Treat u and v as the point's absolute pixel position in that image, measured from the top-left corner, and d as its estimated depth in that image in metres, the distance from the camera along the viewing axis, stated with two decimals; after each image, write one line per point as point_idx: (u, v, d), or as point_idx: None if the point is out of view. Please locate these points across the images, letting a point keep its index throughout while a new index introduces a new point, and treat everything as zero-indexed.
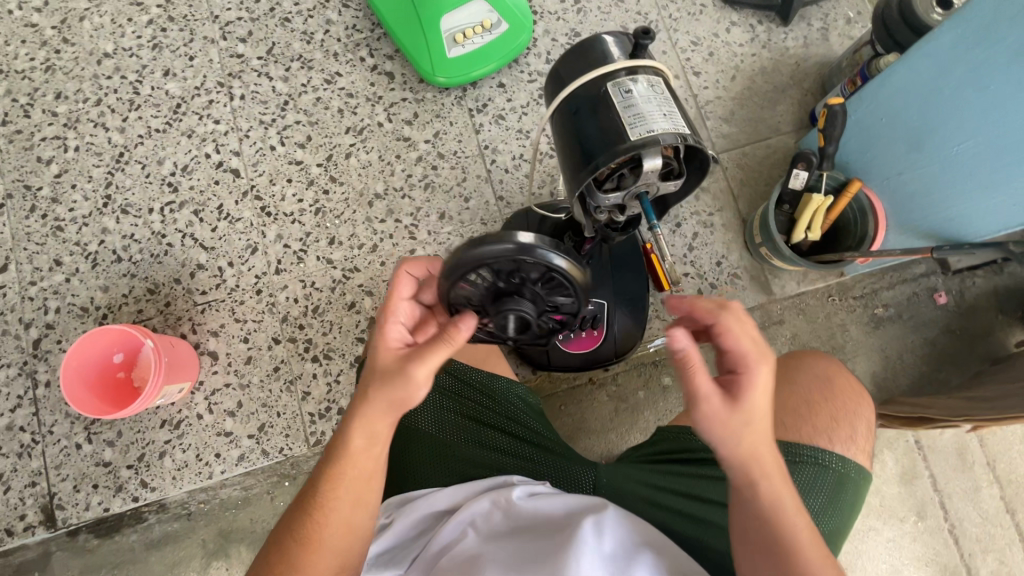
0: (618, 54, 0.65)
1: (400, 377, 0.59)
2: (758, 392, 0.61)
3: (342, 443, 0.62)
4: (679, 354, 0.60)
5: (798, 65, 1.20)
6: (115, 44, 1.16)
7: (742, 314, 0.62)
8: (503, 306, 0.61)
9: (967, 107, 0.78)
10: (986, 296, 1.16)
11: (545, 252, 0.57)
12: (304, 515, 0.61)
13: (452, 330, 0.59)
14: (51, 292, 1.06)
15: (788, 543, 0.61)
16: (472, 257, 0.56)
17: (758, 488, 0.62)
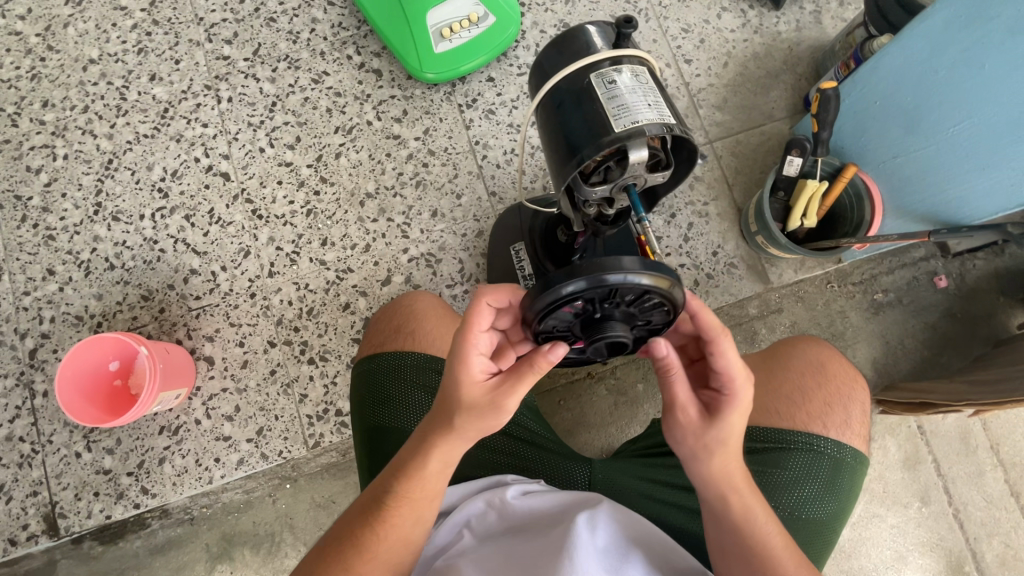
0: (601, 44, 0.64)
1: (483, 407, 0.58)
2: (738, 411, 0.61)
3: (420, 466, 0.61)
4: (659, 362, 0.60)
5: (791, 49, 1.18)
6: (100, 50, 1.15)
7: (727, 332, 0.59)
8: (597, 335, 0.56)
9: (962, 87, 0.76)
10: (986, 278, 1.14)
11: (638, 274, 0.52)
12: (371, 531, 0.60)
13: (543, 361, 0.55)
14: (45, 302, 1.05)
15: (759, 556, 0.61)
16: (561, 287, 0.52)
17: (729, 503, 0.63)
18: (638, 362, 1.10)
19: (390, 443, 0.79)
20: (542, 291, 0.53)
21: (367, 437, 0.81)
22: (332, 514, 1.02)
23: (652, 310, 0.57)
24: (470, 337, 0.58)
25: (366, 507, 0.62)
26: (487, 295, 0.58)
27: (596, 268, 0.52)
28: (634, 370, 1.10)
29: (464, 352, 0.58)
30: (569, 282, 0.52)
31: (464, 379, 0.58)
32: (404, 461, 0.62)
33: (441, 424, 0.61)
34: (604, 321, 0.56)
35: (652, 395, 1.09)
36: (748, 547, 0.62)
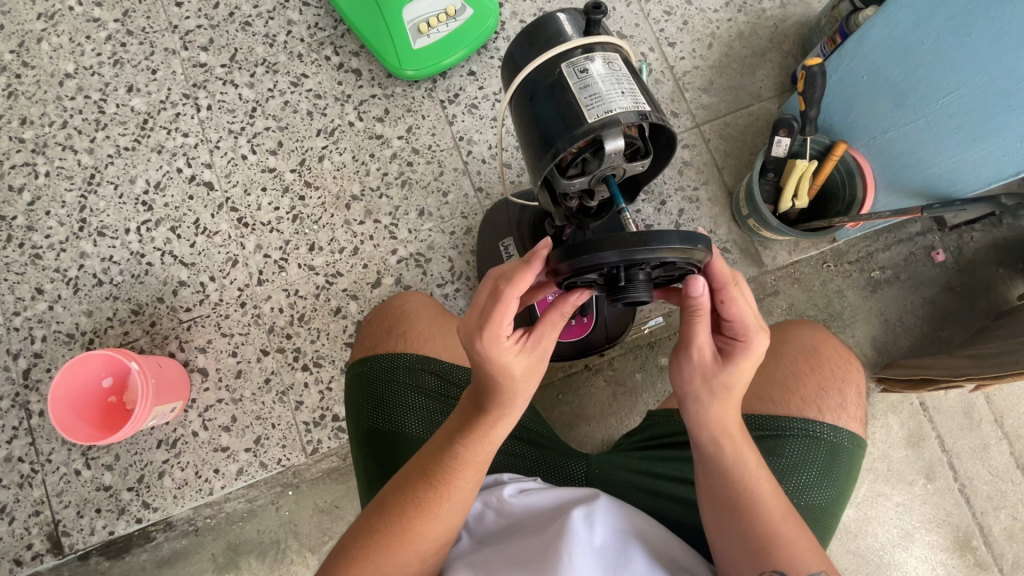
0: (572, 31, 0.63)
1: (531, 375, 0.59)
2: (749, 358, 0.61)
3: (477, 435, 0.62)
4: (693, 300, 0.56)
5: (776, 27, 1.16)
6: (76, 64, 1.13)
7: (737, 281, 0.58)
8: (621, 296, 0.54)
9: (951, 57, 0.74)
10: (985, 251, 1.13)
11: (678, 246, 0.50)
12: (432, 491, 0.61)
13: (566, 304, 0.57)
14: (36, 321, 1.05)
15: (744, 502, 0.62)
16: (578, 262, 0.51)
17: (722, 446, 0.63)
18: (636, 352, 1.09)
19: (386, 446, 0.78)
20: (575, 255, 0.51)
21: (363, 440, 0.80)
22: (336, 519, 1.02)
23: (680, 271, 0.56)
24: (507, 317, 0.55)
25: (425, 470, 0.62)
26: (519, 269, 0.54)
27: (636, 237, 0.50)
28: (632, 361, 1.09)
29: (504, 331, 0.55)
30: (607, 249, 0.50)
31: (506, 352, 0.56)
32: (460, 430, 0.62)
33: (491, 394, 0.60)
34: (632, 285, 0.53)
35: (651, 385, 1.08)
36: (734, 491, 0.63)
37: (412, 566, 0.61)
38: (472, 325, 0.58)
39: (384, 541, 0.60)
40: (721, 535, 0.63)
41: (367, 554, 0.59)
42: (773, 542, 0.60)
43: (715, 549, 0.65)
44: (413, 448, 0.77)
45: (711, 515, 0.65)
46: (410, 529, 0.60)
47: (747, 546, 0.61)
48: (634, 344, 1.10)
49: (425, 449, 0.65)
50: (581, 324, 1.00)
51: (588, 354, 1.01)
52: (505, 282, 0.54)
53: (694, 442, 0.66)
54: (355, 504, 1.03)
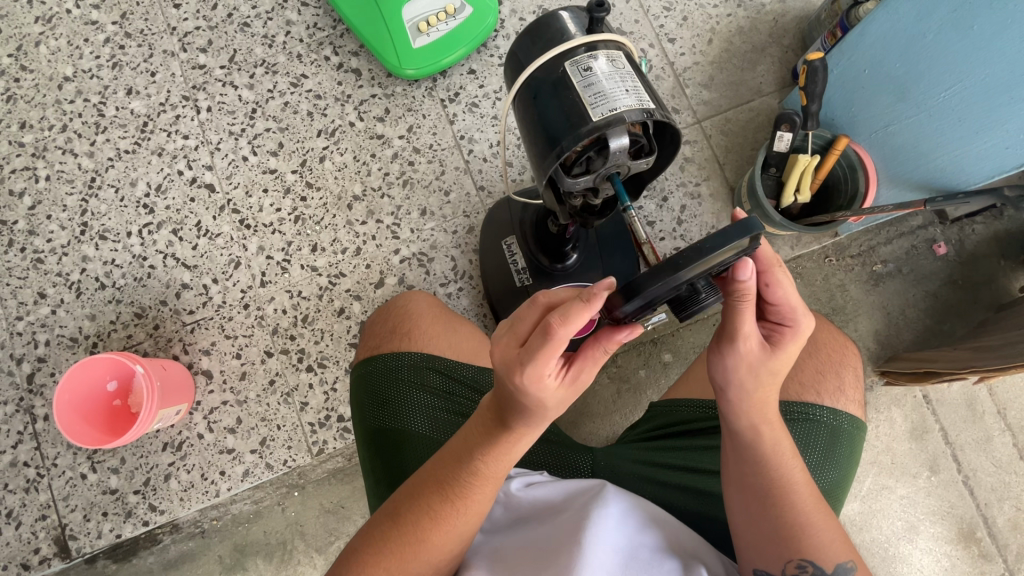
0: (575, 28, 0.63)
1: (562, 404, 0.56)
2: (794, 343, 0.60)
3: (497, 452, 0.60)
4: (737, 289, 0.54)
5: (776, 21, 1.16)
6: (75, 67, 1.13)
7: (781, 264, 0.57)
8: (690, 309, 0.54)
9: (951, 50, 0.74)
10: (986, 243, 1.13)
11: (735, 251, 0.48)
12: (448, 504, 0.61)
13: (612, 342, 0.53)
14: (39, 325, 1.05)
15: (777, 489, 0.63)
16: (628, 302, 0.51)
17: (760, 434, 0.63)
18: (639, 348, 1.09)
19: (390, 445, 0.78)
20: (630, 297, 0.50)
21: (369, 440, 0.80)
22: (343, 519, 1.03)
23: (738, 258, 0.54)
24: (554, 357, 0.51)
25: (442, 484, 0.62)
26: (578, 308, 0.49)
27: (688, 259, 0.48)
28: (636, 357, 1.09)
29: (545, 371, 0.51)
30: (662, 282, 0.48)
31: (543, 387, 0.53)
32: (478, 445, 0.61)
33: (516, 416, 0.57)
34: (698, 294, 0.53)
35: (654, 381, 1.08)
36: (768, 478, 0.63)
37: (426, 572, 0.61)
38: (511, 353, 0.53)
39: (398, 551, 0.60)
40: (747, 521, 0.64)
41: (381, 563, 0.60)
42: (803, 530, 0.61)
43: (736, 532, 0.66)
44: (418, 446, 0.77)
45: (737, 499, 0.65)
46: (424, 541, 0.60)
47: (777, 533, 0.62)
48: (638, 340, 1.10)
49: (438, 459, 0.64)
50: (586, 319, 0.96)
51: None
52: (557, 322, 0.49)
53: (730, 429, 0.65)
54: (361, 503, 1.03)
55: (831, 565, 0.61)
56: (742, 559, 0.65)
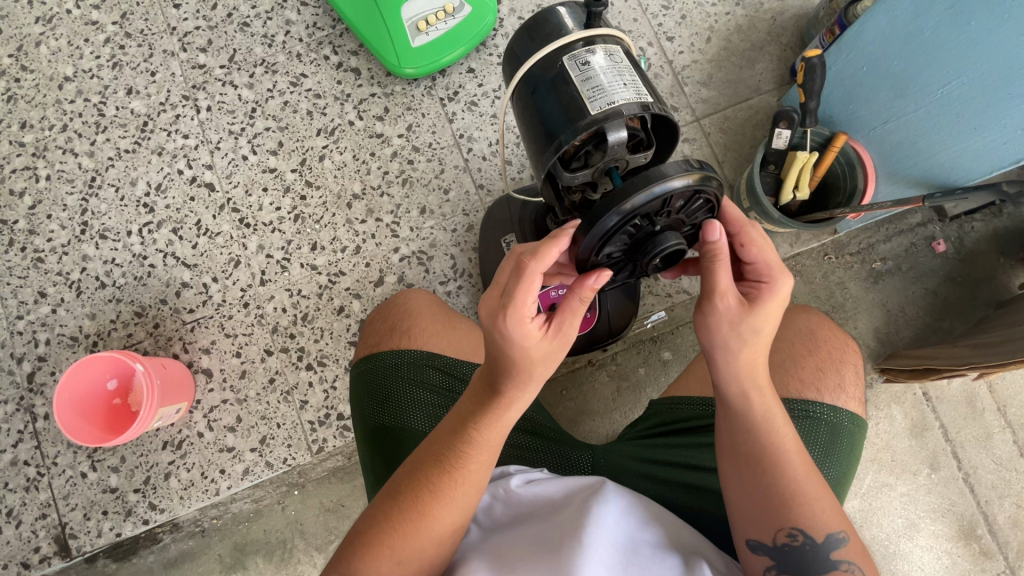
0: (573, 25, 0.63)
1: (545, 361, 0.59)
2: (774, 301, 0.62)
3: (491, 418, 0.62)
4: (712, 246, 0.58)
5: (775, 19, 1.16)
6: (75, 67, 1.13)
7: (750, 223, 0.63)
8: (652, 249, 0.58)
9: (948, 47, 0.75)
10: (986, 241, 1.13)
11: (681, 177, 0.55)
12: (445, 475, 0.62)
13: (587, 288, 0.56)
14: (39, 325, 1.05)
15: (770, 458, 0.62)
16: (595, 229, 0.57)
17: (751, 400, 0.63)
18: (639, 346, 1.09)
19: (389, 443, 0.78)
20: (590, 224, 0.57)
21: (369, 439, 0.79)
22: (342, 517, 1.03)
23: (699, 212, 0.60)
24: (530, 293, 0.55)
25: (438, 455, 0.62)
26: (548, 243, 0.56)
27: (637, 184, 0.55)
28: (636, 355, 1.09)
29: (525, 309, 0.55)
30: (618, 203, 0.55)
31: (526, 332, 0.56)
32: (473, 414, 0.62)
33: (507, 377, 0.59)
34: (658, 234, 0.58)
35: (654, 378, 1.08)
36: (759, 445, 0.63)
37: (427, 552, 0.61)
38: (494, 302, 0.57)
39: (399, 527, 0.60)
40: (739, 491, 0.64)
41: (383, 542, 0.59)
42: (794, 498, 0.61)
43: (729, 505, 0.65)
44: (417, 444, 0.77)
45: (730, 469, 0.65)
46: (423, 514, 0.60)
47: (768, 502, 0.62)
48: (638, 338, 1.10)
49: (436, 434, 0.65)
50: (586, 318, 1.00)
51: (592, 346, 1.02)
52: (530, 256, 0.55)
53: (720, 396, 0.65)
54: (361, 502, 1.03)
55: (822, 535, 0.61)
56: (736, 534, 0.65)
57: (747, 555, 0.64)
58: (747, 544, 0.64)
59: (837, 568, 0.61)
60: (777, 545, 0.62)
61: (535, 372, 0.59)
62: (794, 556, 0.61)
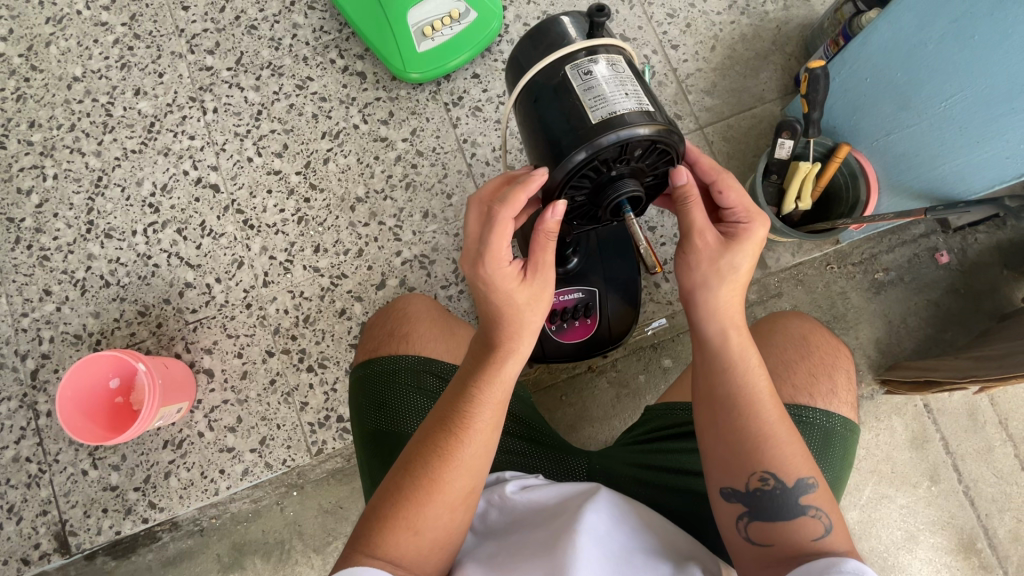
0: (575, 34, 0.64)
1: (530, 305, 0.64)
2: (750, 241, 0.65)
3: (492, 373, 0.64)
4: (680, 187, 0.63)
5: (780, 29, 1.16)
6: (84, 67, 1.14)
7: (727, 171, 0.67)
8: (610, 195, 0.61)
9: (953, 60, 0.75)
10: (989, 253, 1.13)
11: (645, 128, 0.56)
12: (452, 436, 0.62)
13: (548, 224, 0.60)
14: (43, 322, 1.06)
15: (745, 401, 0.63)
16: (567, 161, 0.58)
17: (730, 338, 0.66)
18: (639, 353, 1.09)
19: (387, 448, 0.78)
20: (561, 160, 0.58)
21: (367, 443, 0.80)
22: (340, 519, 1.03)
23: (659, 163, 0.62)
24: (504, 239, 0.61)
25: (444, 417, 0.63)
26: (516, 189, 0.60)
27: (603, 129, 0.56)
28: (635, 362, 1.09)
29: (501, 253, 0.61)
30: (588, 147, 0.57)
31: (504, 274, 0.62)
32: (474, 371, 0.65)
33: (499, 326, 0.65)
34: (617, 181, 0.61)
35: (653, 386, 1.08)
36: (732, 387, 0.64)
37: (444, 520, 0.60)
38: (473, 254, 0.64)
39: (413, 496, 0.60)
40: (714, 434, 0.65)
41: (399, 512, 0.59)
42: (766, 441, 0.62)
43: (705, 455, 0.66)
44: None
45: (704, 411, 0.66)
46: (436, 479, 0.60)
47: (740, 444, 0.62)
48: (638, 345, 1.10)
49: (440, 403, 0.66)
50: (586, 325, 1.01)
51: (593, 353, 1.03)
52: (500, 205, 0.60)
53: (701, 337, 0.67)
54: (359, 504, 1.03)
55: (792, 479, 0.61)
56: (710, 481, 0.65)
57: (720, 504, 0.64)
58: (720, 492, 0.64)
59: (805, 513, 0.61)
60: (749, 491, 0.62)
61: (531, 317, 0.65)
62: (765, 501, 0.61)
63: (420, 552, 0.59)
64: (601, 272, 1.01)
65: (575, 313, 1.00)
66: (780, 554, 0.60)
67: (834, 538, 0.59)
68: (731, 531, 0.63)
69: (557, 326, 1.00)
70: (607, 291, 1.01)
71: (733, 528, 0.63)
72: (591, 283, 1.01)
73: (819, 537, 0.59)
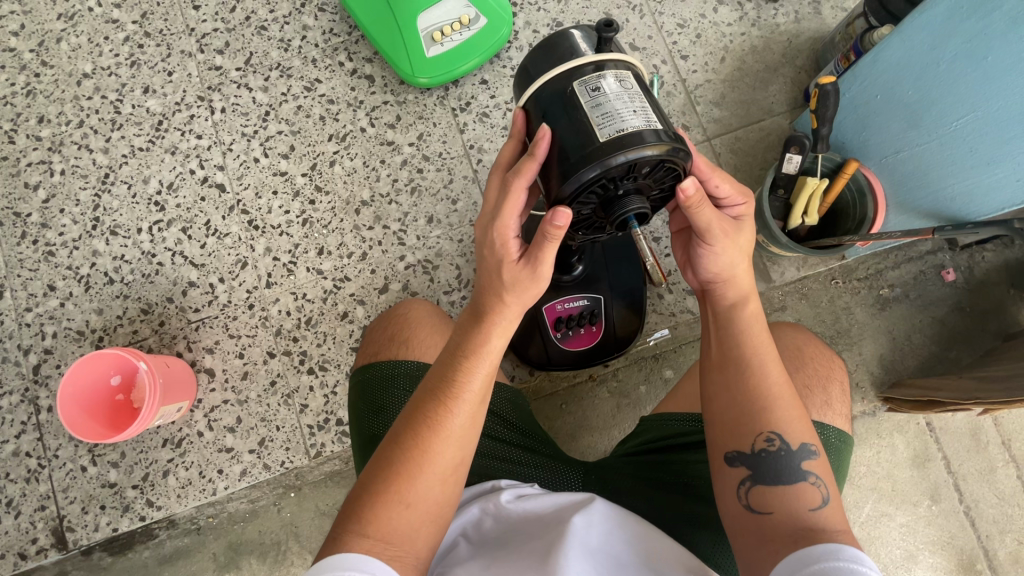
0: (586, 48, 0.64)
1: (522, 286, 0.62)
2: (749, 218, 0.68)
3: (479, 344, 0.64)
4: (689, 202, 0.61)
5: (790, 42, 1.16)
6: (94, 64, 1.15)
7: (709, 170, 0.64)
8: (617, 211, 0.60)
9: (965, 81, 0.74)
10: (996, 272, 1.12)
11: (653, 147, 0.56)
12: (439, 406, 0.62)
13: (552, 228, 0.57)
14: (47, 318, 1.06)
15: (755, 364, 0.65)
16: (575, 178, 0.58)
17: (744, 312, 0.68)
18: (640, 363, 1.09)
19: None
20: (568, 176, 0.58)
21: (363, 450, 0.79)
22: None
23: (666, 180, 0.62)
24: (515, 207, 0.61)
25: (431, 389, 0.63)
26: (529, 157, 0.60)
27: (612, 146, 0.56)
28: (636, 372, 1.09)
29: (509, 224, 0.61)
30: (595, 165, 0.56)
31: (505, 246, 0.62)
32: (461, 343, 0.65)
33: (489, 298, 0.64)
34: (624, 197, 0.60)
35: (654, 397, 1.08)
36: (742, 354, 0.66)
37: (434, 492, 0.60)
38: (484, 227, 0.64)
39: (403, 468, 0.59)
40: (722, 404, 0.66)
41: (390, 486, 0.59)
42: (770, 402, 0.64)
43: (711, 424, 0.67)
44: None
45: (714, 379, 0.68)
46: (425, 450, 0.60)
47: (749, 405, 0.64)
48: (639, 354, 1.09)
49: (426, 377, 0.65)
50: (591, 332, 1.01)
51: (596, 361, 1.03)
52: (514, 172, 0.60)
53: (719, 315, 0.69)
54: None
55: (796, 442, 0.62)
56: (714, 452, 0.66)
57: (724, 470, 0.65)
58: (725, 458, 0.65)
59: (805, 480, 0.61)
60: (755, 453, 0.63)
61: (523, 296, 0.63)
62: (769, 463, 0.62)
63: (412, 525, 0.58)
64: (607, 280, 1.01)
65: (580, 321, 1.00)
66: (779, 523, 0.59)
67: (830, 509, 0.60)
68: (731, 498, 0.63)
69: (562, 333, 1.00)
70: (613, 300, 1.01)
71: (734, 495, 0.63)
72: (597, 291, 1.00)
73: (817, 507, 0.60)
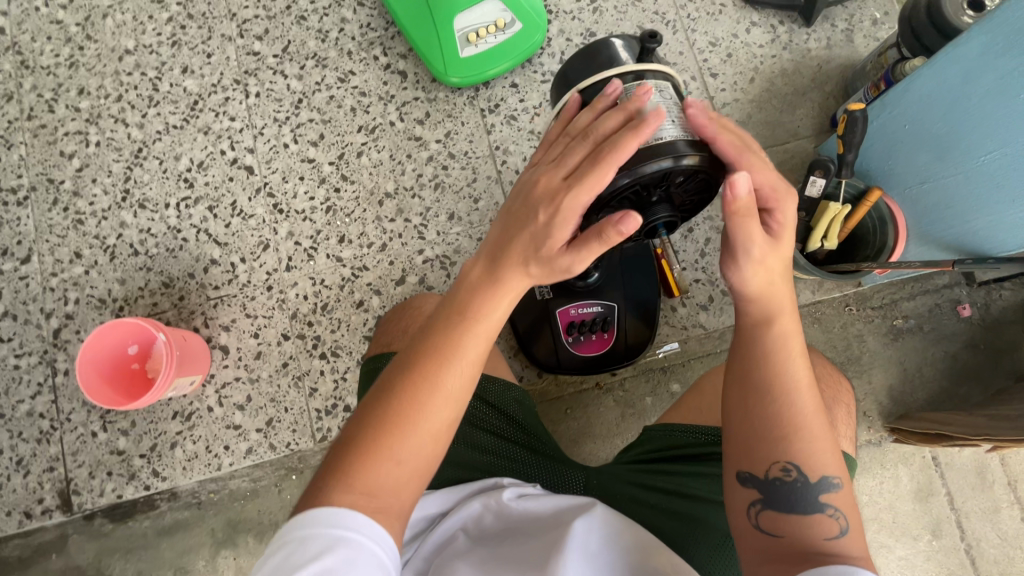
0: (625, 58, 0.65)
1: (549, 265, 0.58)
2: (788, 224, 0.61)
3: (483, 304, 0.59)
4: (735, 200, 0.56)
5: (820, 67, 1.17)
6: (137, 41, 1.18)
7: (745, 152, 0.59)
8: (647, 217, 0.63)
9: (994, 117, 0.74)
10: (1012, 310, 1.11)
11: (686, 157, 0.58)
12: (433, 358, 0.58)
13: (615, 232, 0.55)
14: (71, 284, 1.09)
15: (780, 389, 0.63)
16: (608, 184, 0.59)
17: (772, 331, 0.64)
18: (648, 374, 1.09)
19: None
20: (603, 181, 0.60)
21: None
22: None
23: (696, 190, 0.63)
24: (597, 185, 0.55)
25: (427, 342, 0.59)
26: (636, 133, 0.54)
27: (647, 154, 0.57)
28: (644, 383, 1.09)
29: (581, 203, 0.55)
30: (629, 172, 0.57)
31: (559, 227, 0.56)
32: (465, 302, 0.60)
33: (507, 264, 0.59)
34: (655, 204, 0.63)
35: (660, 408, 1.08)
36: (767, 378, 0.63)
37: (424, 447, 0.56)
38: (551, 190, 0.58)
39: (393, 421, 0.55)
40: (744, 426, 0.65)
41: (377, 439, 0.55)
42: (794, 432, 0.62)
43: (729, 442, 0.66)
44: None
45: (735, 396, 0.66)
46: (417, 403, 0.56)
47: (771, 433, 0.62)
48: (648, 365, 1.10)
49: (423, 330, 0.61)
50: (602, 339, 1.02)
51: (604, 369, 1.03)
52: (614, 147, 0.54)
53: (746, 328, 0.66)
54: None
55: (815, 475, 0.61)
56: (728, 465, 0.66)
57: (736, 488, 0.65)
58: (738, 477, 0.65)
59: (822, 511, 0.61)
60: (768, 479, 0.63)
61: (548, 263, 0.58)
62: (784, 492, 0.62)
63: (399, 482, 0.54)
64: (622, 288, 1.02)
65: (592, 327, 1.01)
66: (789, 547, 0.60)
67: (849, 540, 0.60)
68: (741, 516, 0.64)
69: (574, 337, 1.01)
70: (627, 309, 1.02)
71: (744, 513, 0.64)
72: (610, 298, 1.01)
73: (835, 536, 0.60)
